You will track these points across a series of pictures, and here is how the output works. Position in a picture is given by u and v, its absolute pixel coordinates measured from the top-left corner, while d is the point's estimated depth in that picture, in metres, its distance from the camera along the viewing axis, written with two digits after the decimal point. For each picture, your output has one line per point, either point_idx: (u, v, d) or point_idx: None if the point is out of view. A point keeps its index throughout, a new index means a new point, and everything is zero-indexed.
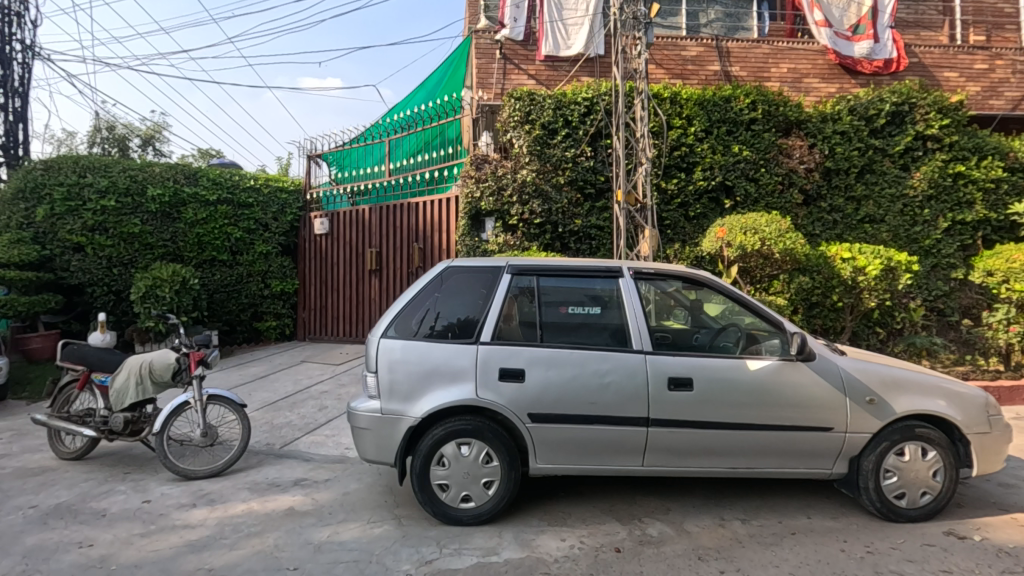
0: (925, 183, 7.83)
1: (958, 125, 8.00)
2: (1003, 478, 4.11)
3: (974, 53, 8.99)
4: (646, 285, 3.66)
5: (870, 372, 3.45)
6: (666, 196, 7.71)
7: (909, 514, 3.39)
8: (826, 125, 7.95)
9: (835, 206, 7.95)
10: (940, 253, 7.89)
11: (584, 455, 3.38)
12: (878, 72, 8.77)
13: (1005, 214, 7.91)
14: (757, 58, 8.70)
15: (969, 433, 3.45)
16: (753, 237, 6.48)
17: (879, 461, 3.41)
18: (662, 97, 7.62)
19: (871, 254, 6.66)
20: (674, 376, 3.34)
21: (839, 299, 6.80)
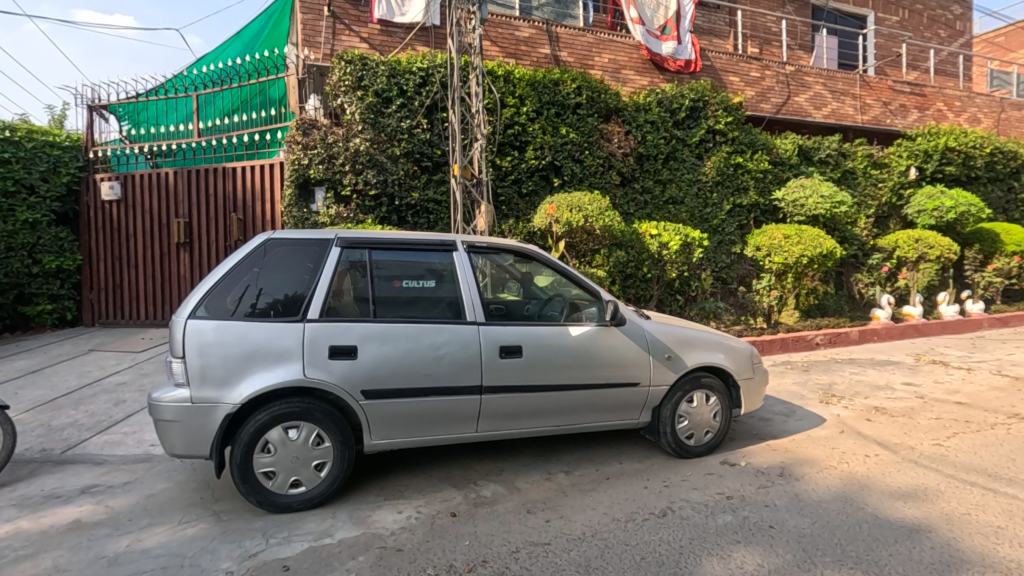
0: (714, 170, 9.15)
1: (738, 122, 9.44)
2: (763, 414, 5.10)
3: (750, 62, 10.65)
4: (482, 259, 3.81)
5: (668, 332, 4.00)
6: (500, 173, 7.94)
7: (695, 450, 4.04)
8: (639, 115, 8.86)
9: (645, 187, 8.93)
10: (724, 231, 9.33)
11: (420, 428, 3.41)
12: (681, 71, 9.94)
13: (770, 199, 9.62)
14: (582, 46, 9.29)
15: (739, 379, 4.18)
16: (577, 214, 7.01)
17: (674, 408, 3.98)
18: (496, 74, 7.78)
19: (673, 231, 7.67)
20: (505, 344, 3.51)
21: (648, 271, 7.73)
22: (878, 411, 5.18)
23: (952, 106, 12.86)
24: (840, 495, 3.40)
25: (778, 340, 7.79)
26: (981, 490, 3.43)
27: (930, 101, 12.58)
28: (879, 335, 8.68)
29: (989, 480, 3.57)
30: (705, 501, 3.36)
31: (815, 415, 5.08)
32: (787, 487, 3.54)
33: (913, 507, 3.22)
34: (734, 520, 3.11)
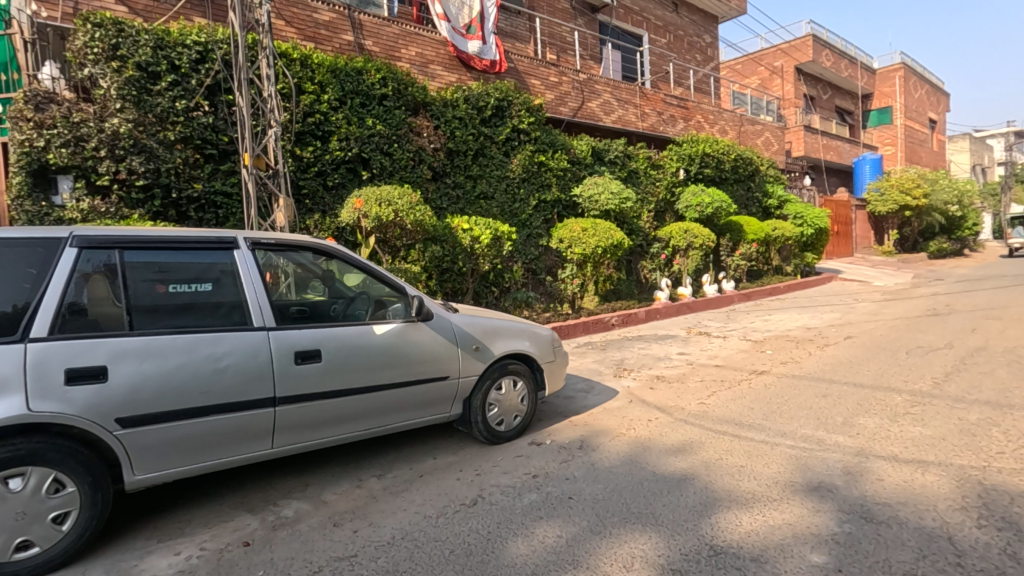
0: (520, 167, 9.66)
1: (539, 123, 10.05)
2: (567, 392, 5.53)
3: (549, 68, 11.43)
4: (281, 259, 3.54)
5: (475, 324, 4.08)
6: (301, 164, 7.34)
7: (505, 435, 4.19)
8: (447, 110, 8.94)
9: (456, 182, 9.05)
10: (532, 225, 9.90)
11: (200, 452, 2.97)
12: (487, 70, 10.25)
13: (570, 195, 10.48)
14: (388, 37, 9.04)
15: (543, 363, 4.45)
16: (387, 209, 6.78)
17: (484, 397, 4.08)
18: (290, 57, 7.18)
19: (483, 226, 7.90)
20: (300, 349, 3.22)
21: (463, 265, 7.86)
22: (658, 379, 5.97)
23: (708, 119, 15.38)
24: (627, 459, 3.81)
25: (581, 324, 8.56)
26: (730, 437, 4.13)
27: (692, 113, 14.88)
28: (661, 313, 10.05)
29: (736, 428, 4.33)
30: (513, 484, 3.50)
31: (610, 388, 5.66)
32: (585, 458, 3.87)
33: (682, 460, 3.74)
34: (538, 497, 3.29)
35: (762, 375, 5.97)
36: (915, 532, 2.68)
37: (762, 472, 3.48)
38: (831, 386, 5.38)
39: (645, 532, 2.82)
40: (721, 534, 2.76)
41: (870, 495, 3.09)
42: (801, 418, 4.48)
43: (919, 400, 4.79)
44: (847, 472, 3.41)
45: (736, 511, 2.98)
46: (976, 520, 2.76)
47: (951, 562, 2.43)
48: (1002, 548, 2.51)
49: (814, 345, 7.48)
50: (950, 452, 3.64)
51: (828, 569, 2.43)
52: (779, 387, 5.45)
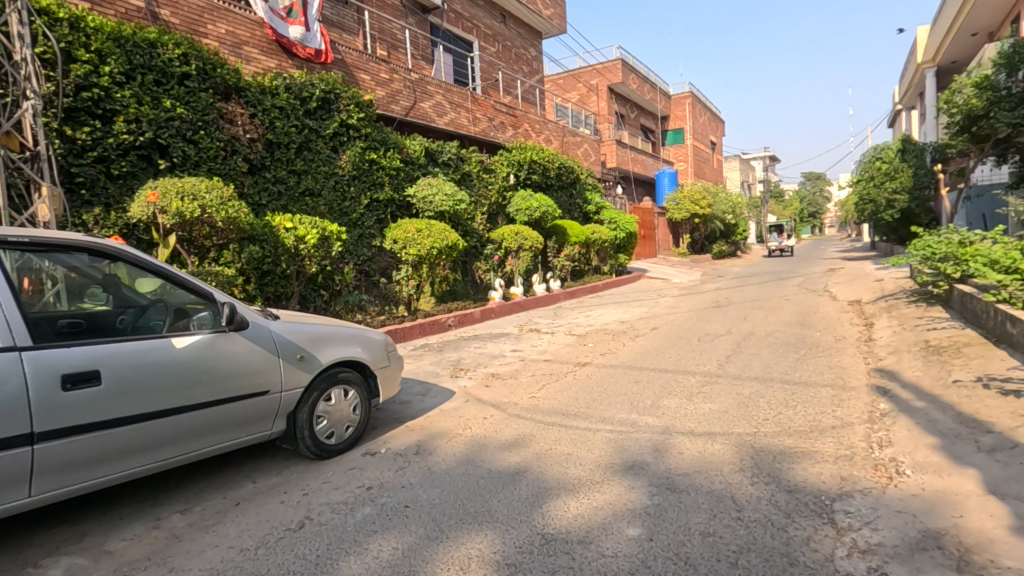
0: (350, 164, 9.20)
1: (370, 120, 9.67)
2: (402, 397, 5.40)
3: (379, 63, 11.07)
4: (48, 262, 2.93)
5: (298, 332, 3.76)
6: (74, 147, 6.09)
7: (336, 448, 3.93)
8: (264, 97, 8.15)
9: (278, 177, 8.29)
10: (363, 225, 9.50)
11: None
12: (311, 59, 9.58)
13: (404, 195, 10.28)
14: (190, 9, 7.95)
15: (376, 369, 4.27)
16: (191, 203, 5.92)
17: (312, 410, 3.78)
18: (55, 17, 5.93)
19: (309, 225, 7.33)
20: (71, 373, 2.65)
21: (286, 266, 7.24)
22: (493, 377, 6.14)
23: (535, 128, 16.31)
24: (464, 459, 3.84)
25: (417, 326, 8.47)
26: (558, 427, 4.40)
27: (520, 121, 15.65)
28: (495, 312, 10.39)
29: (563, 418, 4.62)
30: (345, 499, 3.29)
31: (446, 389, 5.67)
32: (421, 463, 3.80)
33: (516, 454, 3.88)
34: (373, 510, 3.14)
35: (584, 366, 6.48)
36: (707, 496, 3.11)
37: (586, 457, 3.75)
38: (642, 373, 6.03)
39: (481, 531, 2.84)
40: (551, 521, 2.90)
41: (673, 468, 3.51)
42: (618, 404, 4.95)
43: (708, 380, 5.61)
44: (655, 449, 3.84)
45: (564, 498, 3.16)
46: (751, 478, 3.30)
47: (733, 517, 2.86)
48: (769, 499, 3.02)
49: (627, 337, 8.35)
50: (731, 423, 4.30)
51: (642, 540, 2.69)
52: (599, 377, 5.96)
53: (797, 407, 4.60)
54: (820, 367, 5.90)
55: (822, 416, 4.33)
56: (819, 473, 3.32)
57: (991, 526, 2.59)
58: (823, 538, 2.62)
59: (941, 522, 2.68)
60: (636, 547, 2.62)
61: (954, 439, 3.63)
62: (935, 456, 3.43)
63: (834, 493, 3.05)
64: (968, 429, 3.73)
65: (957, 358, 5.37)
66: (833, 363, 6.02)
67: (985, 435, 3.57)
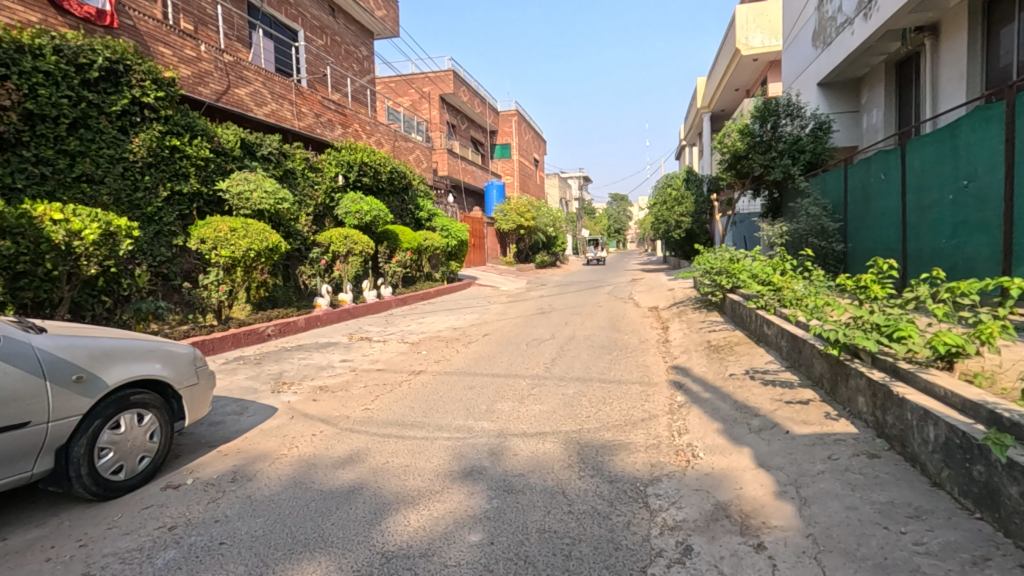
0: (144, 149, 7.87)
1: (172, 101, 8.40)
2: (213, 418, 4.76)
3: (184, 38, 9.70)
4: None
5: (73, 348, 3.12)
6: None
7: (126, 485, 3.29)
8: (22, 57, 6.58)
9: (41, 157, 6.75)
10: (161, 221, 8.21)
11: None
12: (90, 20, 8.00)
13: (213, 189, 9.12)
14: None
15: (181, 388, 3.71)
16: None
17: (92, 442, 3.11)
18: None
19: (88, 217, 6.10)
20: None
21: (53, 267, 5.93)
22: (321, 390, 5.72)
23: (365, 129, 15.76)
24: (290, 482, 3.50)
25: (230, 336, 7.57)
26: (395, 438, 4.27)
27: (349, 121, 14.97)
28: (321, 320, 9.76)
29: (399, 429, 4.50)
30: (139, 545, 2.77)
31: (267, 407, 5.13)
32: (239, 491, 3.37)
33: (349, 471, 3.65)
34: (178, 553, 2.69)
35: (419, 374, 6.41)
36: (541, 493, 3.27)
37: (424, 468, 3.69)
38: (477, 379, 6.16)
39: (315, 559, 2.62)
40: (391, 539, 2.79)
41: (510, 469, 3.64)
42: (453, 411, 4.96)
43: (537, 382, 5.94)
44: (492, 453, 3.94)
45: (404, 511, 3.08)
46: (579, 472, 3.57)
47: (565, 511, 3.05)
48: (595, 491, 3.29)
49: (460, 343, 8.48)
50: (559, 422, 4.60)
51: (483, 544, 2.73)
52: (434, 384, 5.93)
53: (613, 403, 5.11)
54: (630, 366, 6.64)
55: (634, 410, 4.86)
56: (634, 462, 3.71)
57: (762, 493, 3.15)
58: (640, 520, 2.93)
59: (728, 494, 3.18)
60: (478, 552, 2.65)
61: (732, 423, 4.36)
62: (720, 439, 4.08)
63: (646, 479, 3.44)
64: (742, 414, 4.50)
65: (731, 355, 6.46)
66: (640, 363, 6.82)
67: (754, 418, 4.34)
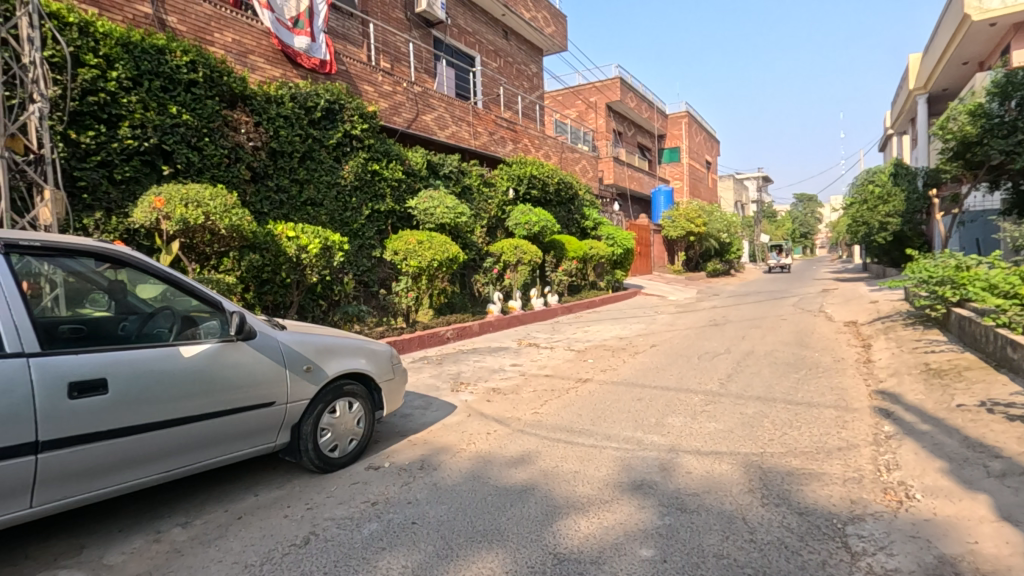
0: (352, 175, 9.20)
1: (374, 131, 9.69)
2: (403, 410, 5.36)
3: (383, 76, 11.13)
4: (46, 265, 2.86)
5: (305, 343, 3.75)
6: (77, 151, 6.02)
7: (339, 462, 3.87)
8: (270, 106, 8.15)
9: (281, 186, 8.28)
10: (364, 236, 9.50)
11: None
12: (316, 69, 9.58)
13: (405, 207, 10.29)
14: (197, 16, 7.85)
15: (381, 382, 4.24)
16: (195, 210, 5.93)
17: (316, 422, 3.73)
18: (64, 20, 5.88)
19: (312, 234, 7.35)
20: (77, 380, 2.62)
21: (287, 276, 7.21)
22: (494, 392, 6.08)
23: (534, 143, 16.43)
24: (469, 475, 3.79)
25: (416, 338, 8.45)
26: (564, 443, 4.37)
27: (520, 136, 15.74)
28: (493, 326, 10.37)
29: (568, 434, 4.59)
30: (350, 515, 3.23)
31: (448, 404, 5.60)
32: (427, 478, 3.74)
33: (522, 471, 3.83)
34: (379, 526, 3.09)
35: (586, 382, 6.46)
36: (718, 517, 3.08)
37: (593, 475, 3.72)
38: (645, 390, 6.01)
39: (493, 550, 2.80)
40: (563, 542, 2.86)
41: (683, 487, 3.49)
42: (622, 422, 4.91)
43: (711, 399, 5.60)
44: (663, 468, 3.81)
45: (574, 517, 3.13)
46: (761, 499, 3.28)
47: (746, 539, 2.83)
48: (781, 522, 3.00)
49: (627, 353, 8.35)
50: (737, 443, 4.27)
51: (655, 561, 2.65)
52: (602, 393, 5.92)
53: (802, 428, 4.59)
54: (822, 388, 5.90)
55: (828, 438, 4.32)
56: (829, 496, 3.29)
57: (1007, 553, 2.58)
58: (837, 562, 2.60)
59: (956, 548, 2.67)
60: (650, 569, 2.59)
61: (962, 463, 3.63)
62: (945, 480, 3.43)
63: (845, 517, 3.03)
64: (975, 454, 3.73)
65: (958, 382, 5.39)
66: (835, 385, 6.03)
67: (993, 461, 3.57)
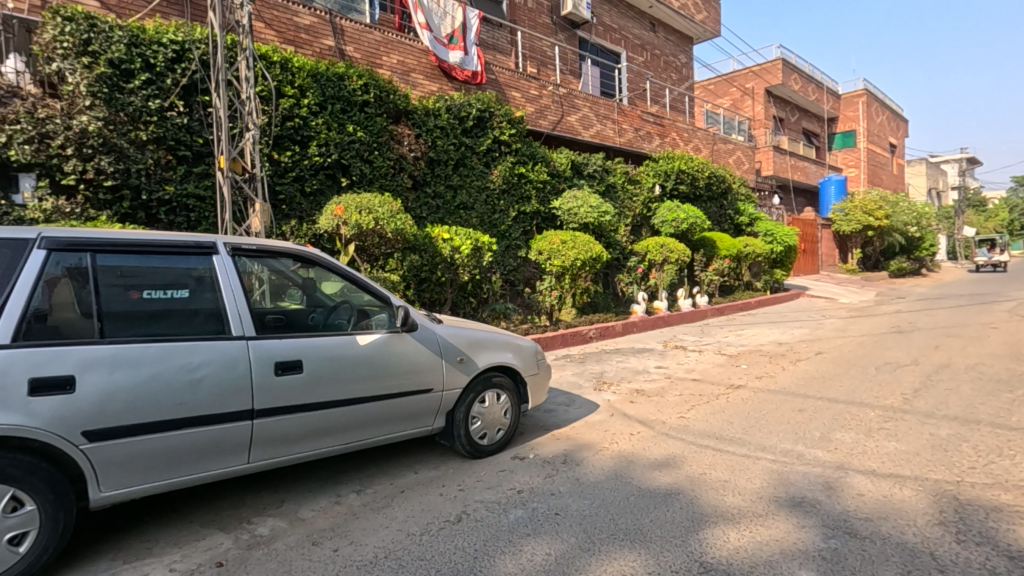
0: (501, 178, 9.65)
1: (521, 136, 10.06)
2: (547, 406, 5.51)
3: (530, 81, 11.48)
4: (255, 265, 3.45)
5: (459, 336, 4.04)
6: (279, 168, 7.15)
7: (488, 449, 4.12)
8: (429, 119, 8.89)
9: (437, 192, 9.00)
10: (511, 236, 9.91)
11: (146, 471, 2.79)
12: (468, 81, 10.20)
13: (549, 207, 10.53)
14: (369, 43, 8.84)
15: (527, 376, 4.42)
16: (367, 216, 6.71)
17: (468, 410, 4.02)
18: (270, 60, 7.00)
19: (464, 236, 7.89)
20: (281, 360, 3.14)
21: (442, 275, 7.79)
22: (638, 393, 5.97)
23: (683, 137, 15.72)
24: (612, 473, 3.79)
25: (559, 336, 8.61)
26: (712, 450, 4.16)
27: (667, 130, 15.17)
28: (638, 326, 10.16)
29: (718, 442, 4.35)
30: (498, 499, 3.43)
31: (590, 402, 5.64)
32: (569, 473, 3.82)
33: (667, 475, 3.74)
34: (525, 513, 3.24)
35: (739, 389, 6.05)
36: (897, 548, 2.71)
37: (746, 487, 3.49)
38: (809, 401, 5.46)
39: (635, 550, 2.78)
40: (711, 551, 2.74)
41: (853, 510, 3.13)
42: (779, 433, 4.53)
43: (892, 415, 4.91)
44: (828, 487, 3.45)
45: (723, 527, 2.98)
46: (955, 535, 2.82)
47: None
48: (982, 564, 2.55)
49: (788, 360, 7.64)
50: (924, 468, 3.71)
51: None
52: (757, 402, 5.50)
53: (1016, 457, 3.84)
54: None
55: None
56: None
57: None
58: None
59: None
60: None
61: None
62: None
63: None
64: None
65: None
66: None
67: None
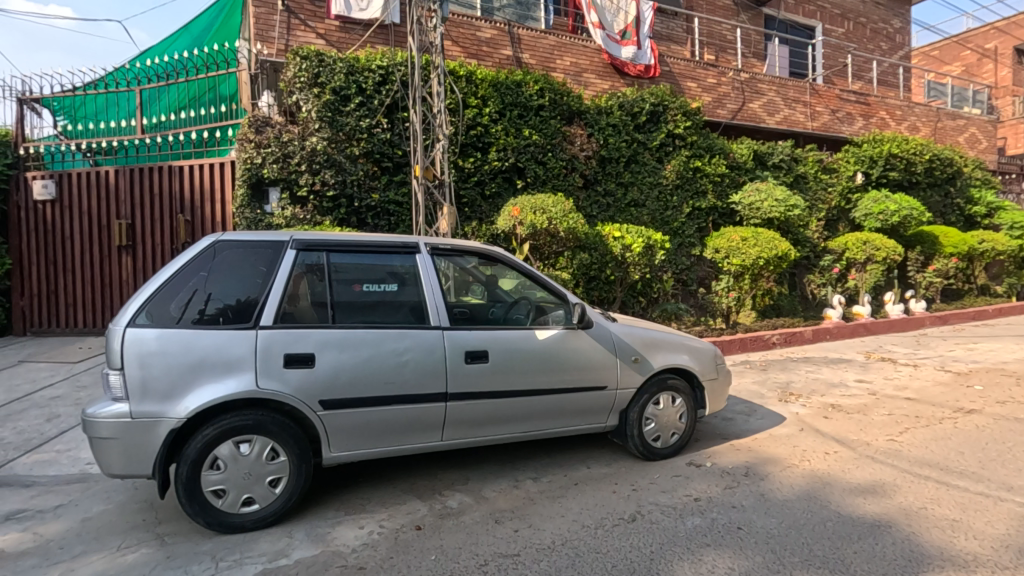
0: (674, 174, 9.29)
1: (697, 127, 9.57)
2: (725, 413, 5.18)
3: (707, 69, 10.85)
4: (445, 262, 3.74)
5: (635, 335, 4.01)
6: (463, 174, 7.79)
7: (661, 452, 4.03)
8: (601, 117, 8.92)
9: (608, 190, 8.99)
10: (684, 234, 9.49)
11: (365, 438, 3.27)
12: (641, 75, 9.97)
13: (727, 202, 9.85)
14: (544, 48, 9.14)
15: (704, 380, 4.22)
16: (541, 216, 7.00)
17: (642, 411, 3.97)
18: (458, 74, 7.64)
19: (636, 234, 7.78)
20: (470, 350, 3.44)
21: (612, 272, 7.75)
22: (834, 408, 5.31)
23: (894, 115, 13.50)
24: (804, 494, 3.44)
25: (737, 340, 8.02)
26: (935, 483, 3.54)
27: (875, 109, 13.15)
28: (832, 333, 9.02)
29: (942, 474, 3.69)
30: (673, 504, 3.34)
31: (775, 414, 5.17)
32: (753, 487, 3.57)
33: (874, 503, 3.28)
34: (703, 522, 3.11)
35: (971, 414, 5.04)
36: None
37: (983, 531, 2.92)
38: None
39: None
40: None
41: None
42: None
43: None
44: None
45: None
46: None
47: None
48: None
49: None
50: None
51: None
52: (998, 431, 4.53)
53: None
54: None
55: None
56: None
57: None
58: None
59: None
60: None
61: None
62: None
63: None
64: None
65: None
66: None
67: None
